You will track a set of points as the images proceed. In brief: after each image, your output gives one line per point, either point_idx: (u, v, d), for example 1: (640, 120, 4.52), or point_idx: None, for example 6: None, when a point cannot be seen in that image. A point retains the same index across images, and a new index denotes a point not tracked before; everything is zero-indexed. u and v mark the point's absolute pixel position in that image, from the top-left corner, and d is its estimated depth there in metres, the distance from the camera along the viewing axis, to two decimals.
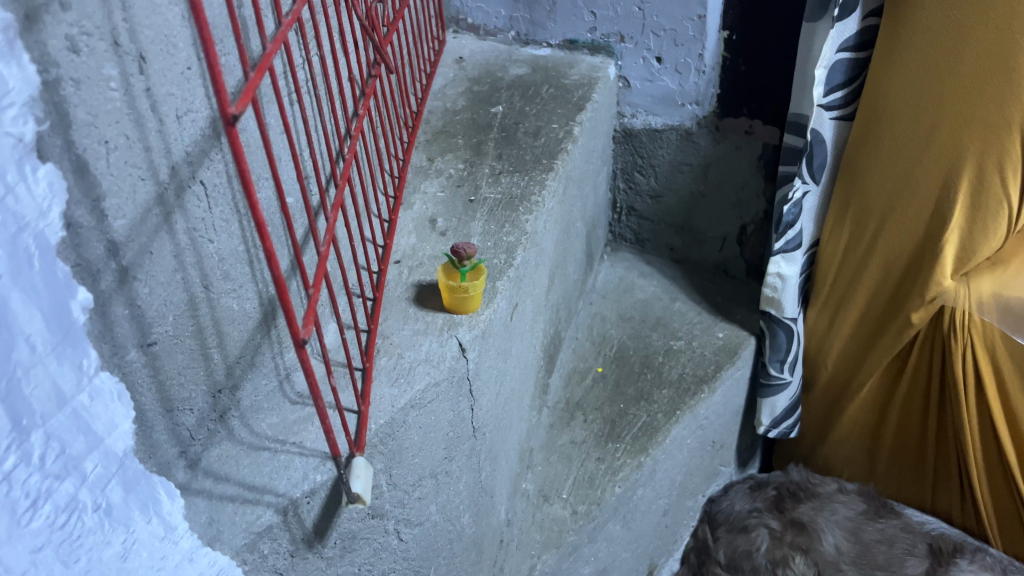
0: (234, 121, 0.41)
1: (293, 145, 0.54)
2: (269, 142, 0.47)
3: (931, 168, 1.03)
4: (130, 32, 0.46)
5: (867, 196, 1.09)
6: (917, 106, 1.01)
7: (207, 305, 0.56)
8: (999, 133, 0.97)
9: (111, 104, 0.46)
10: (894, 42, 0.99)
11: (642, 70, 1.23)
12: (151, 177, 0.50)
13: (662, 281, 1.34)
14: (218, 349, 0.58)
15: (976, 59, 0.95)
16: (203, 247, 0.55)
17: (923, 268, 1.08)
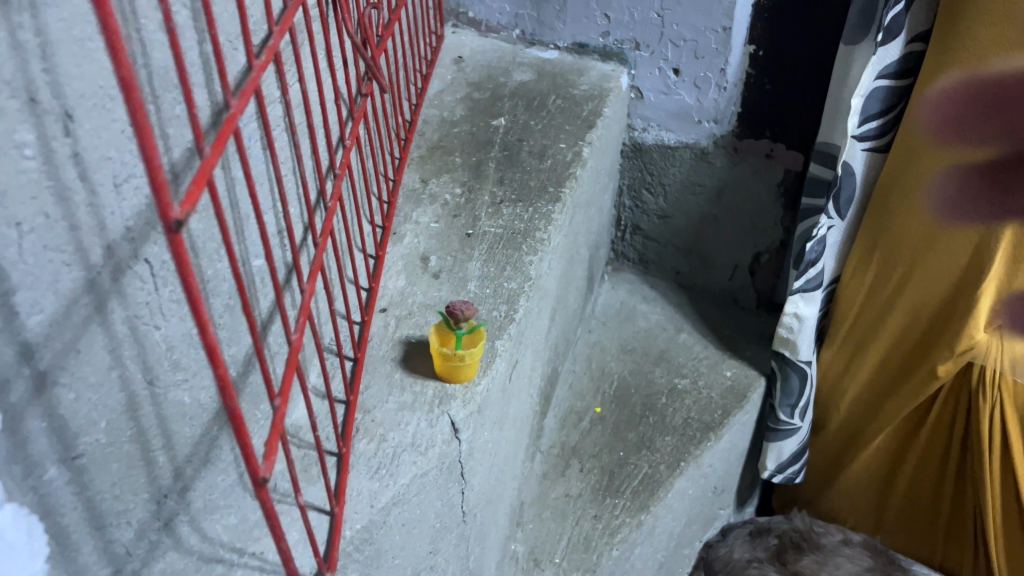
0: (179, 227, 0.32)
1: (261, 217, 0.45)
2: (227, 231, 0.39)
3: (975, 212, 0.94)
4: (51, 84, 0.36)
5: (898, 238, 1.00)
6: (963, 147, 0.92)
7: (150, 401, 0.46)
8: None
9: (24, 177, 0.35)
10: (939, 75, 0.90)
11: (657, 82, 1.12)
12: (78, 261, 0.39)
13: (666, 309, 1.25)
14: (164, 450, 0.48)
15: None
16: (147, 336, 0.45)
17: (954, 319, 1.00)
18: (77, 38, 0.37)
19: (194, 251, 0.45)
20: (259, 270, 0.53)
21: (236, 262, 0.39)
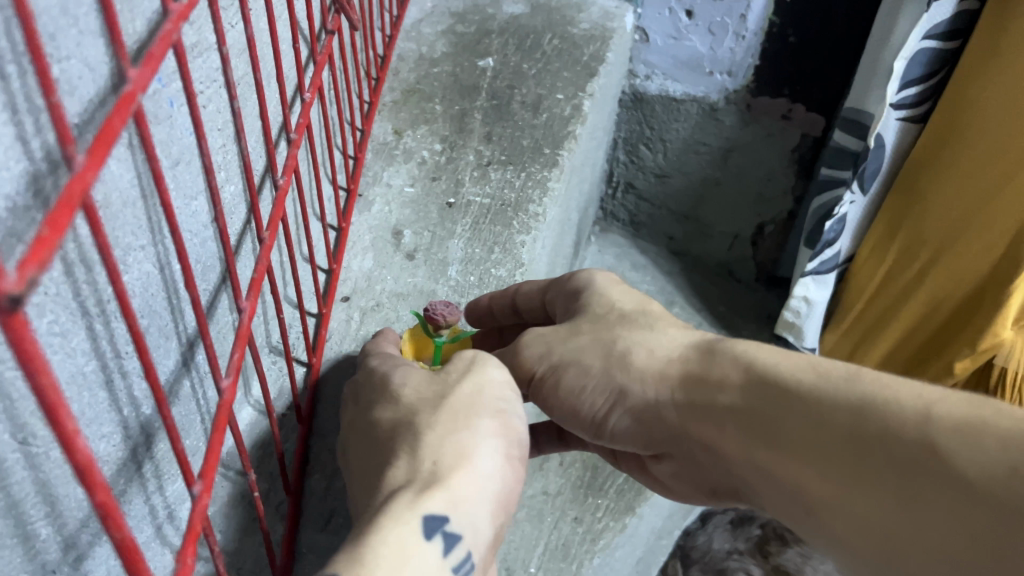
0: (20, 304, 0.19)
1: (176, 223, 0.32)
2: (114, 262, 0.27)
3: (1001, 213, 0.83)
4: None
5: (925, 225, 0.90)
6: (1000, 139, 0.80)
7: (24, 466, 0.34)
8: None
9: None
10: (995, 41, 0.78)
11: (666, 25, 0.98)
12: None
13: (657, 279, 1.15)
14: (48, 521, 0.36)
15: None
16: (18, 386, 0.32)
17: (974, 319, 0.91)
18: None
19: (86, 267, 0.33)
20: (183, 277, 0.40)
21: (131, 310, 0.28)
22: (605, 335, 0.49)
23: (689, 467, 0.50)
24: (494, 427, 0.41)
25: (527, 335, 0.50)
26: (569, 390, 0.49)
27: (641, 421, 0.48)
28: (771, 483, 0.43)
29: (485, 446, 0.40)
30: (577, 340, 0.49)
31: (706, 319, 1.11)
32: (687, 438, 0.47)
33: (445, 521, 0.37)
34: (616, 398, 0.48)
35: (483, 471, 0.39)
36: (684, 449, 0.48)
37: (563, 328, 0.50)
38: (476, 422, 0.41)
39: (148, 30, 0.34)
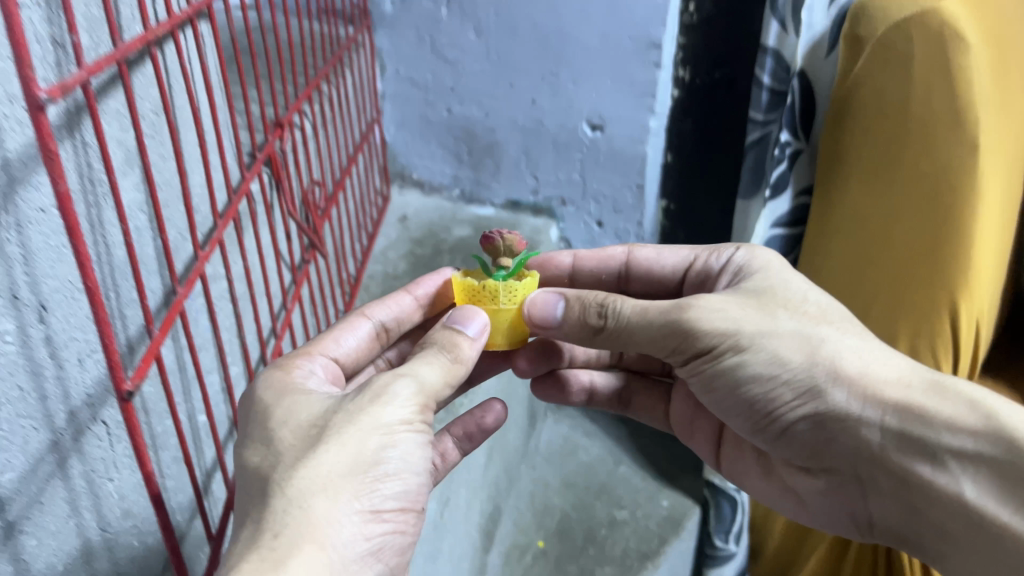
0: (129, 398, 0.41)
1: (202, 378, 0.54)
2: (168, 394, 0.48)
3: (879, 302, 0.97)
4: (30, 283, 0.45)
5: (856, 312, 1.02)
6: (863, 236, 0.97)
7: (103, 546, 0.53)
8: (938, 281, 0.92)
9: (4, 355, 0.43)
10: (840, 158, 0.99)
11: (582, 233, 1.27)
12: (45, 426, 0.47)
13: (606, 443, 1.33)
14: None
15: (914, 199, 0.92)
16: (102, 487, 0.52)
17: None
18: (52, 245, 0.47)
19: (146, 411, 0.52)
20: (203, 425, 0.60)
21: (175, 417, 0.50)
22: (818, 335, 0.59)
23: (844, 484, 0.62)
24: (353, 490, 0.46)
25: (708, 308, 0.59)
26: (755, 377, 0.60)
27: (822, 429, 0.60)
28: (902, 479, 0.58)
29: (346, 509, 0.46)
30: (779, 331, 0.59)
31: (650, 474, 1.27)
32: (864, 460, 0.59)
33: None
34: (812, 402, 0.59)
35: (334, 544, 0.45)
36: (850, 466, 0.61)
37: (758, 312, 0.60)
38: (336, 482, 0.46)
39: (183, 268, 0.56)
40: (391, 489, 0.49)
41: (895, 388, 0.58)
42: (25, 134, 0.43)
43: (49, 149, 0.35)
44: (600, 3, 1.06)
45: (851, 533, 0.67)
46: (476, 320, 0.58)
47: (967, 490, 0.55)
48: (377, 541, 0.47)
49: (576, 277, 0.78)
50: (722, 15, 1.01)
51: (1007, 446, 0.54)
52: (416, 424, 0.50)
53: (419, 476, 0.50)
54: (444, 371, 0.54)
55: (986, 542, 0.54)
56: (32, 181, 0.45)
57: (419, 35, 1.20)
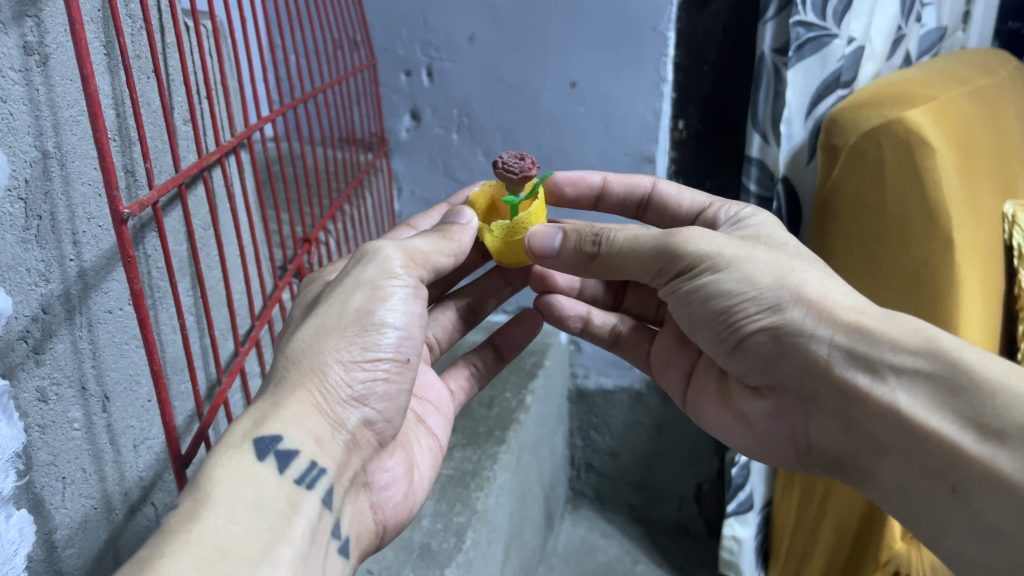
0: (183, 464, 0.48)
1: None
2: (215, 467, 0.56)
3: (886, 269, 0.97)
4: (96, 376, 0.52)
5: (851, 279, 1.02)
6: (862, 215, 0.98)
7: None
8: (932, 254, 0.92)
9: (72, 441, 0.50)
10: (833, 146, 1.00)
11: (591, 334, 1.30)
12: (102, 505, 0.53)
13: (623, 542, 1.36)
14: None
15: (897, 182, 0.93)
16: None
17: (874, 530, 0.97)
18: (116, 343, 0.54)
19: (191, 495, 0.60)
20: None
21: None
22: (785, 262, 0.57)
23: (796, 403, 0.60)
24: (337, 343, 0.51)
25: (691, 231, 0.58)
26: (723, 293, 0.57)
27: (780, 345, 0.57)
28: (843, 394, 0.54)
29: (332, 363, 0.50)
30: (757, 258, 0.57)
31: (667, 571, 1.29)
32: (812, 377, 0.56)
33: (278, 441, 0.47)
34: (773, 318, 0.56)
35: (327, 385, 0.50)
36: (798, 385, 0.58)
37: (735, 240, 0.59)
38: (330, 340, 0.51)
39: (228, 361, 0.66)
40: (386, 341, 0.53)
41: (853, 312, 0.54)
42: (98, 247, 0.51)
43: (128, 254, 0.42)
44: (596, 123, 1.16)
45: (789, 467, 0.65)
46: (465, 213, 0.63)
47: (903, 402, 0.51)
48: (363, 390, 0.52)
49: (601, 198, 0.79)
50: (709, 130, 1.14)
51: (947, 363, 0.50)
52: (410, 284, 0.55)
53: (412, 328, 0.55)
54: (436, 243, 0.59)
55: (912, 453, 0.51)
56: (103, 287, 0.52)
57: (432, 159, 1.31)
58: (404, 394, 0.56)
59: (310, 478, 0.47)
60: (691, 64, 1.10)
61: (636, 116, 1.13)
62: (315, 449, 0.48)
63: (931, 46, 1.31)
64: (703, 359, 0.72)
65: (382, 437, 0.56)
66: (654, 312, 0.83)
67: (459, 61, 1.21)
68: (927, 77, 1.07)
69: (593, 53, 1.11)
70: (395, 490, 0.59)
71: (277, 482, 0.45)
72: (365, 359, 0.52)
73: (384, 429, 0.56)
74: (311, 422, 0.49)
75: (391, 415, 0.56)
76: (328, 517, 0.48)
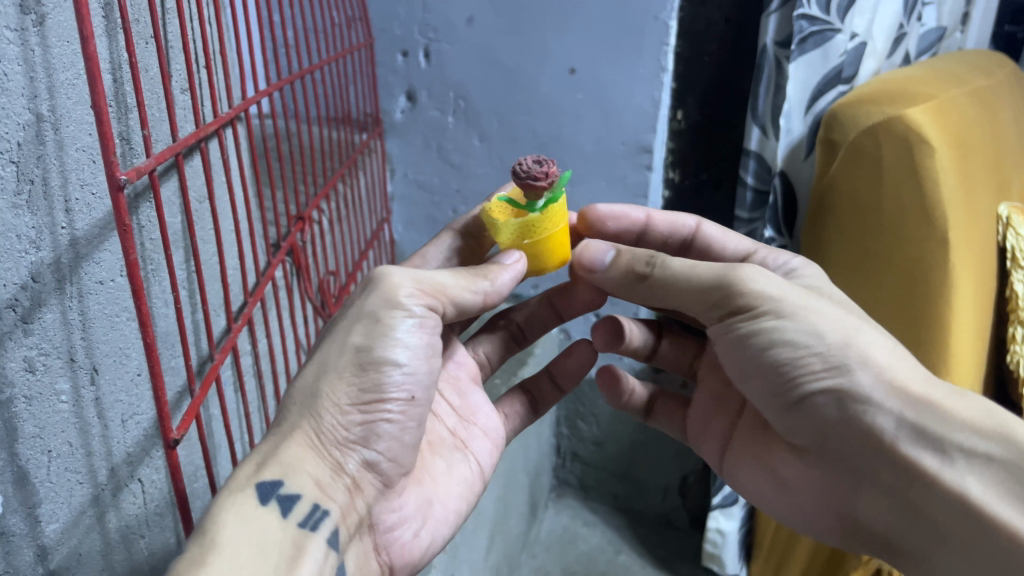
0: (174, 444, 0.47)
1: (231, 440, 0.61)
2: (205, 443, 0.54)
3: (884, 305, 0.97)
4: (86, 348, 0.51)
5: (843, 294, 1.02)
6: (863, 244, 0.98)
7: None
8: (930, 298, 0.93)
9: (59, 414, 0.49)
10: (833, 147, 0.99)
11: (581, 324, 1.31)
12: (88, 479, 0.52)
13: (606, 532, 1.37)
14: None
15: (907, 217, 0.93)
16: (135, 542, 0.58)
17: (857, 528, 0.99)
18: (107, 316, 0.53)
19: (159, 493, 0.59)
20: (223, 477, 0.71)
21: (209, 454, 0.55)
22: (851, 326, 0.57)
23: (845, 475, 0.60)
24: (337, 374, 0.54)
25: (755, 274, 0.59)
26: (787, 346, 0.57)
27: (839, 412, 0.57)
28: (903, 471, 0.55)
29: (330, 408, 0.54)
30: (821, 314, 0.57)
31: (649, 561, 1.30)
32: (867, 449, 0.56)
33: (279, 486, 0.51)
34: (836, 379, 0.56)
35: (324, 432, 0.54)
36: (852, 459, 0.58)
37: (800, 297, 0.59)
38: (331, 384, 0.54)
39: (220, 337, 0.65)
40: (377, 374, 0.55)
41: (921, 386, 0.55)
42: (91, 215, 0.50)
43: (125, 223, 0.41)
44: (593, 111, 1.15)
45: (825, 534, 0.65)
46: (512, 251, 0.62)
47: (972, 486, 0.53)
48: (361, 435, 0.55)
49: (643, 236, 0.78)
50: (708, 123, 1.13)
51: (1017, 451, 0.52)
52: (419, 315, 0.56)
53: (418, 374, 0.57)
54: (461, 278, 0.59)
55: (975, 541, 0.53)
56: (95, 257, 0.51)
57: (427, 142, 1.30)
58: (411, 431, 0.58)
59: (313, 520, 0.51)
60: (692, 55, 1.09)
61: (634, 106, 1.12)
62: (318, 492, 0.52)
63: (930, 46, 1.31)
64: (745, 419, 0.71)
65: (388, 477, 0.58)
66: (688, 368, 0.84)
67: (457, 44, 1.19)
68: (927, 75, 1.07)
69: (594, 41, 1.10)
70: (402, 534, 0.59)
71: (280, 526, 0.49)
72: (361, 404, 0.55)
73: (389, 469, 0.58)
74: (311, 467, 0.53)
75: (397, 454, 0.58)
76: (334, 557, 0.52)
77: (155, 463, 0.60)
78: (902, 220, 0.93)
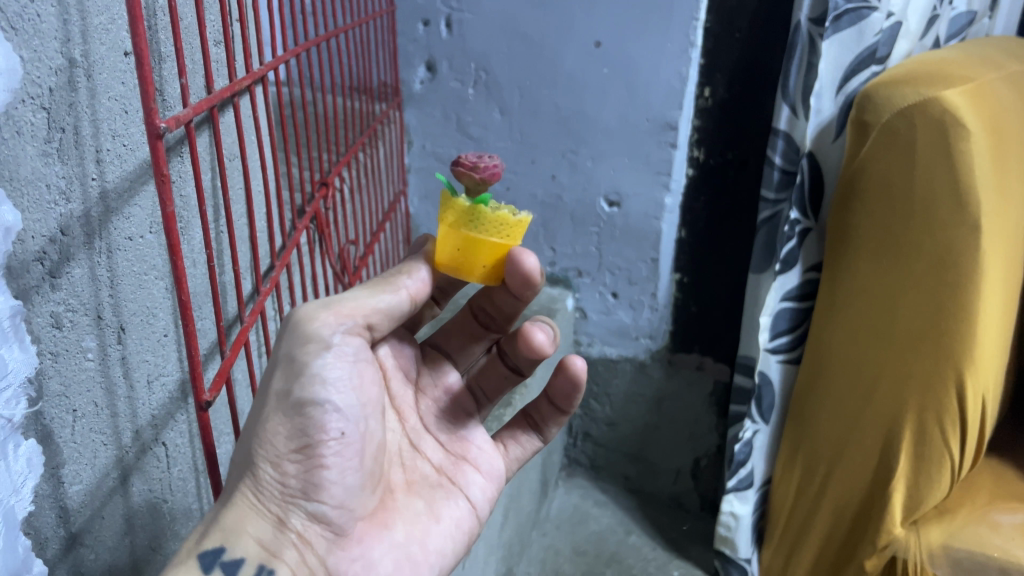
0: (206, 406, 0.46)
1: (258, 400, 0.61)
2: (234, 404, 0.53)
3: (909, 313, 0.93)
4: (114, 306, 0.49)
5: (863, 281, 0.98)
6: (889, 243, 0.94)
7: (155, 561, 0.58)
8: (950, 311, 0.90)
9: (85, 373, 0.47)
10: (862, 130, 0.94)
11: (598, 303, 1.29)
12: (113, 441, 0.51)
13: (616, 512, 1.36)
14: None
15: (933, 225, 0.90)
16: (158, 506, 0.57)
17: (875, 514, 1.02)
18: (135, 273, 0.51)
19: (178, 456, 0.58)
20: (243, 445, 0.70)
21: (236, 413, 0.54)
22: None
23: None
24: (265, 431, 0.53)
25: None
26: None
27: None
28: None
29: (264, 464, 0.53)
30: None
31: (659, 543, 1.30)
32: None
33: (217, 554, 0.50)
34: None
35: (260, 492, 0.53)
36: None
37: None
38: (266, 432, 0.52)
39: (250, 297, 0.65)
40: (304, 426, 0.53)
41: None
42: (122, 168, 0.48)
43: (163, 173, 0.39)
44: (619, 86, 1.13)
45: None
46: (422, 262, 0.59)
47: None
48: (300, 486, 0.53)
49: None
50: (735, 101, 1.09)
51: None
52: (336, 344, 0.53)
53: (352, 414, 0.55)
54: (375, 286, 0.56)
55: None
56: (124, 212, 0.49)
57: (446, 113, 1.28)
58: (353, 472, 0.56)
59: None
60: (722, 31, 1.06)
61: (661, 81, 1.10)
62: (262, 553, 0.52)
63: (960, 30, 1.28)
64: None
65: (339, 526, 0.56)
66: None
67: (481, 14, 1.17)
68: (962, 58, 1.04)
69: (622, 14, 1.08)
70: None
71: None
72: (295, 450, 0.53)
73: (338, 517, 0.56)
74: (251, 526, 0.52)
75: (343, 499, 0.56)
76: None
77: (182, 424, 0.59)
78: (931, 213, 0.89)
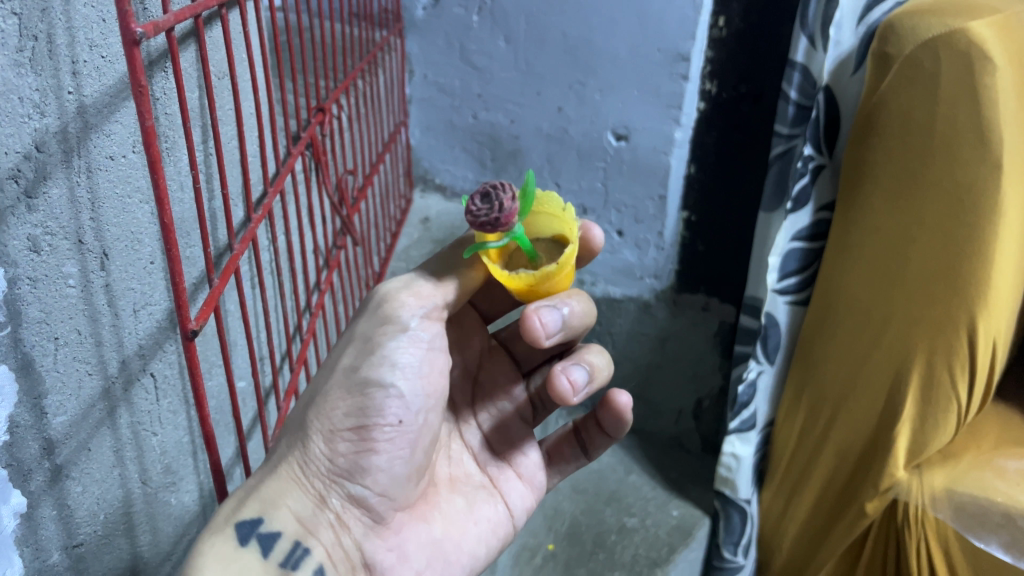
0: (193, 335, 0.43)
1: (248, 338, 0.58)
2: (226, 340, 0.51)
3: (921, 254, 0.91)
4: (95, 230, 0.47)
5: (879, 220, 0.93)
6: (905, 182, 0.90)
7: (145, 497, 0.57)
8: (964, 252, 0.88)
9: (66, 300, 0.45)
10: (882, 65, 0.88)
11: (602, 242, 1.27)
12: (98, 369, 0.49)
13: (617, 451, 1.36)
14: (148, 532, 0.58)
15: (950, 164, 0.86)
16: (147, 439, 0.55)
17: (877, 458, 1.01)
18: (118, 196, 0.48)
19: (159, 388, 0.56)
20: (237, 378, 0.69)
21: (225, 353, 0.52)
22: None
23: None
24: (330, 406, 0.55)
25: None
26: None
27: None
28: None
29: (317, 439, 0.55)
30: None
31: (658, 483, 1.30)
32: None
33: (256, 524, 0.53)
34: None
35: (311, 470, 0.55)
36: None
37: None
38: (326, 405, 0.55)
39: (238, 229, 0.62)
40: (359, 408, 0.55)
41: None
42: (100, 82, 0.45)
43: (141, 85, 0.36)
44: (629, 15, 1.07)
45: None
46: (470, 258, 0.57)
47: None
48: (348, 466, 0.55)
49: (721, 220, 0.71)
50: (751, 32, 1.02)
51: None
52: (413, 328, 0.55)
53: (413, 403, 0.56)
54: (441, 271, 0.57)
55: None
56: (104, 129, 0.46)
57: (449, 42, 1.23)
58: (402, 463, 0.58)
59: (291, 559, 0.53)
60: None
61: (674, 11, 1.04)
62: (298, 530, 0.54)
63: None
64: None
65: (378, 513, 0.58)
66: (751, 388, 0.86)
67: None
68: None
69: None
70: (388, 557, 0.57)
71: (261, 565, 0.51)
72: (349, 429, 0.55)
73: (378, 505, 0.57)
74: (292, 500, 0.55)
75: (387, 487, 0.58)
76: None
77: (174, 351, 0.57)
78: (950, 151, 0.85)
